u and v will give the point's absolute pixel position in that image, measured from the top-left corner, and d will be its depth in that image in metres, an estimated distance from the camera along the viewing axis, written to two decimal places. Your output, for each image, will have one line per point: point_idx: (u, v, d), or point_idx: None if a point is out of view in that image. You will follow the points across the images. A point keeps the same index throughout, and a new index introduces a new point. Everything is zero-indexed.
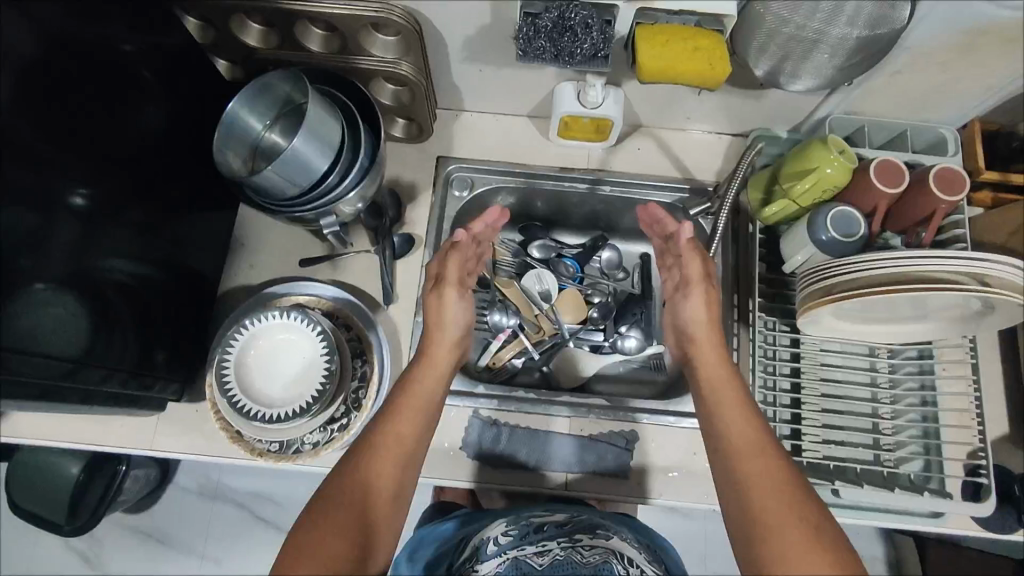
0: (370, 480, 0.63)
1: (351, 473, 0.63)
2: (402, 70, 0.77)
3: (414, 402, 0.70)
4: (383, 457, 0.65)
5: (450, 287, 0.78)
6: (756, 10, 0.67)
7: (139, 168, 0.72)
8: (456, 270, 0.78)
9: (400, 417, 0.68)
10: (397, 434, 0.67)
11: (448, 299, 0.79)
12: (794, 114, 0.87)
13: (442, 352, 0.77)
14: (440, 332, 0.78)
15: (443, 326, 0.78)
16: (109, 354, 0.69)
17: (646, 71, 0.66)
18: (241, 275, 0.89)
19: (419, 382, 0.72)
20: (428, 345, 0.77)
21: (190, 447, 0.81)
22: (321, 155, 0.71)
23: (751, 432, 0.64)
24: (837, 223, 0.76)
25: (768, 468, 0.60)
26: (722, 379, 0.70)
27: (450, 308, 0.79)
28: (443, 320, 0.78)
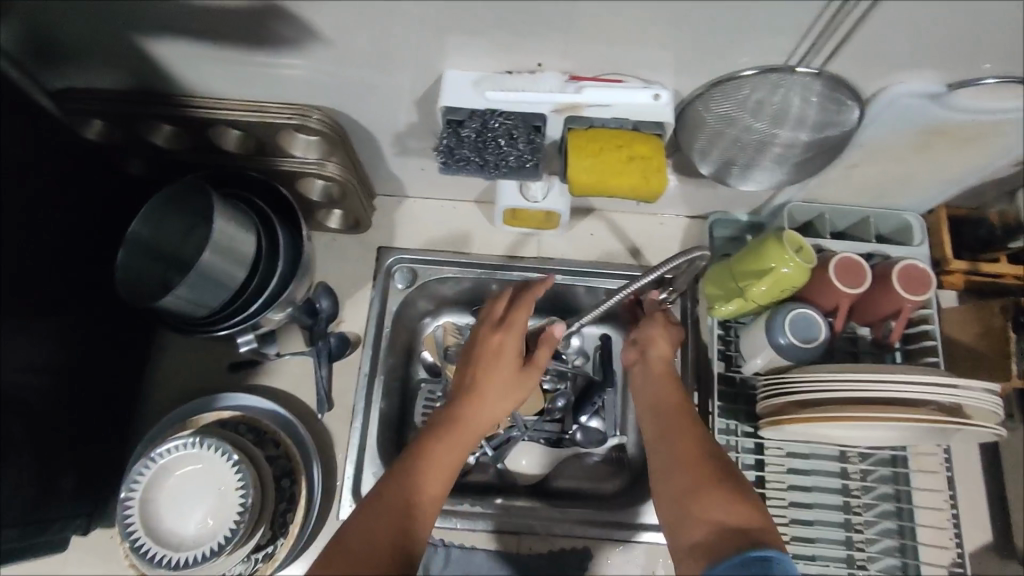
0: (420, 476, 0.58)
1: (399, 488, 0.57)
2: (327, 170, 0.72)
3: (447, 466, 0.60)
4: (427, 480, 0.58)
5: (513, 332, 0.67)
6: (697, 112, 0.62)
7: (41, 285, 0.66)
8: (503, 342, 0.67)
9: (427, 465, 0.59)
10: (422, 492, 0.57)
11: (510, 345, 0.67)
12: (751, 200, 0.82)
13: (479, 422, 0.64)
14: (483, 397, 0.65)
15: (506, 361, 0.66)
16: (6, 491, 0.62)
17: (576, 180, 0.62)
18: (164, 381, 0.83)
19: (443, 443, 0.61)
20: (463, 404, 0.64)
21: (106, 574, 0.75)
22: (233, 271, 0.65)
23: (679, 414, 0.64)
24: (795, 327, 0.71)
25: (687, 434, 0.61)
26: (662, 371, 0.71)
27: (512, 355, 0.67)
28: (509, 358, 0.66)
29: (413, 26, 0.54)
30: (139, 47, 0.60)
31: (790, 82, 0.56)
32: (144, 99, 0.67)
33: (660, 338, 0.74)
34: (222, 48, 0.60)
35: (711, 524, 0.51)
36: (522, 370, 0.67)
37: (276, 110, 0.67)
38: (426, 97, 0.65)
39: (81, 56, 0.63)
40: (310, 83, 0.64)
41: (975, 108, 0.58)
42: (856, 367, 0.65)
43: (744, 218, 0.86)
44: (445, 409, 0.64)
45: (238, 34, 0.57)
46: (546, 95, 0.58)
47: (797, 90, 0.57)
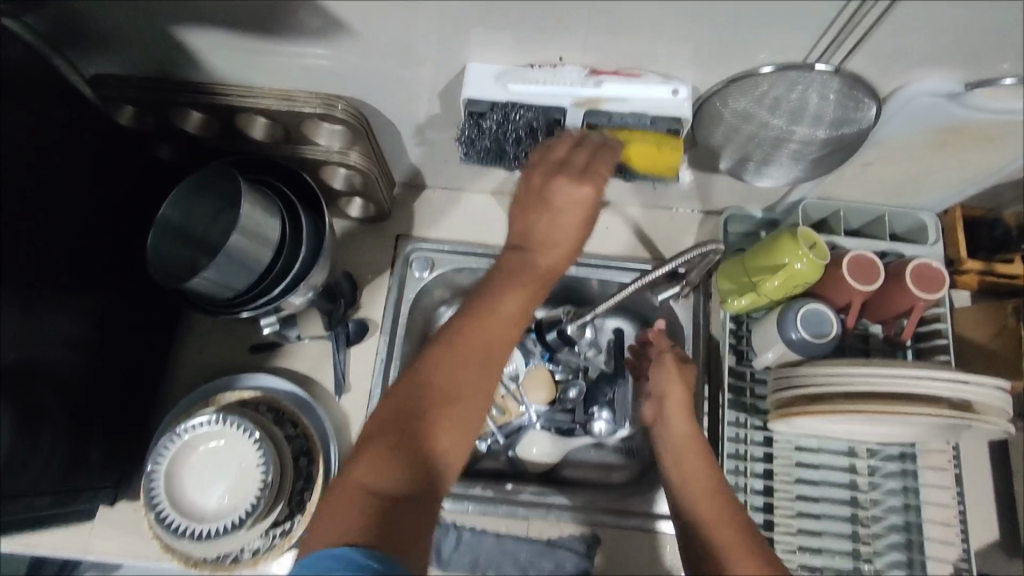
0: (439, 383, 0.52)
1: (418, 395, 0.52)
2: (350, 159, 0.75)
3: (496, 324, 0.55)
4: (450, 360, 0.53)
5: (582, 179, 0.56)
6: (715, 107, 0.63)
7: (73, 263, 0.68)
8: (578, 195, 0.56)
9: (488, 322, 0.55)
10: (490, 325, 0.55)
11: (562, 190, 0.56)
12: (766, 197, 0.83)
13: (542, 264, 0.58)
14: (531, 260, 0.57)
15: (557, 226, 0.57)
16: (38, 461, 0.65)
17: None
18: (188, 361, 0.86)
19: (514, 291, 0.56)
20: (531, 253, 0.57)
21: (128, 549, 0.77)
22: (258, 254, 0.67)
23: (701, 466, 0.60)
24: (807, 322, 0.72)
25: (710, 493, 0.57)
26: (682, 411, 0.67)
27: (563, 213, 0.56)
28: (557, 223, 0.56)
29: (438, 18, 0.56)
30: (173, 35, 0.63)
31: (809, 79, 0.57)
32: (176, 87, 0.69)
33: (676, 380, 0.69)
34: (253, 39, 0.62)
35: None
36: (580, 226, 0.58)
37: (305, 100, 0.69)
38: (448, 89, 0.67)
39: (116, 43, 0.65)
40: (336, 74, 0.66)
41: (992, 108, 0.58)
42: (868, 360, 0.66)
43: (758, 215, 0.87)
44: (519, 245, 0.58)
45: (268, 24, 0.59)
46: (567, 89, 0.59)
47: (815, 87, 0.58)
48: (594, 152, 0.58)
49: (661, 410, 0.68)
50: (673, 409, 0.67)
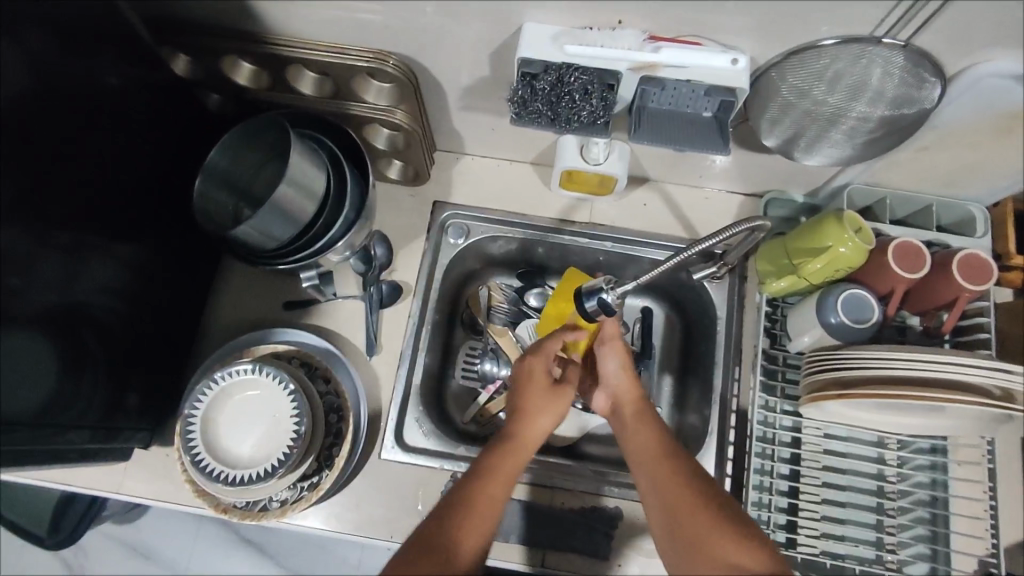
0: (472, 494, 0.59)
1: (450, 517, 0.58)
2: (395, 117, 0.74)
3: (519, 452, 0.64)
4: (497, 465, 0.62)
5: (541, 356, 0.72)
6: (772, 81, 0.62)
7: (118, 206, 0.69)
8: (530, 365, 0.72)
9: (506, 448, 0.64)
10: (507, 473, 0.62)
11: (533, 364, 0.72)
12: (810, 180, 0.82)
13: (532, 434, 0.67)
14: (534, 419, 0.68)
15: (536, 380, 0.71)
16: (78, 397, 0.66)
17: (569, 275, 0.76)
18: (222, 313, 0.87)
19: (510, 432, 0.66)
20: (516, 422, 0.67)
21: (159, 492, 0.78)
22: (303, 206, 0.68)
23: (667, 467, 0.62)
24: (848, 307, 0.71)
25: (678, 493, 0.60)
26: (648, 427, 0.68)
27: (537, 370, 0.72)
28: (535, 387, 0.71)
29: None
30: None
31: (873, 54, 0.56)
32: (228, 35, 0.69)
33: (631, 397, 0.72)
34: None
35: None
36: (555, 386, 0.71)
37: (355, 54, 0.68)
38: (500, 50, 0.66)
39: None
40: (388, 28, 0.66)
41: None
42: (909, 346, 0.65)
43: (800, 199, 0.86)
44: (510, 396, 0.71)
45: None
46: (625, 52, 0.58)
47: (877, 62, 0.57)
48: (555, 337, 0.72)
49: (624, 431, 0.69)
50: (631, 414, 0.70)
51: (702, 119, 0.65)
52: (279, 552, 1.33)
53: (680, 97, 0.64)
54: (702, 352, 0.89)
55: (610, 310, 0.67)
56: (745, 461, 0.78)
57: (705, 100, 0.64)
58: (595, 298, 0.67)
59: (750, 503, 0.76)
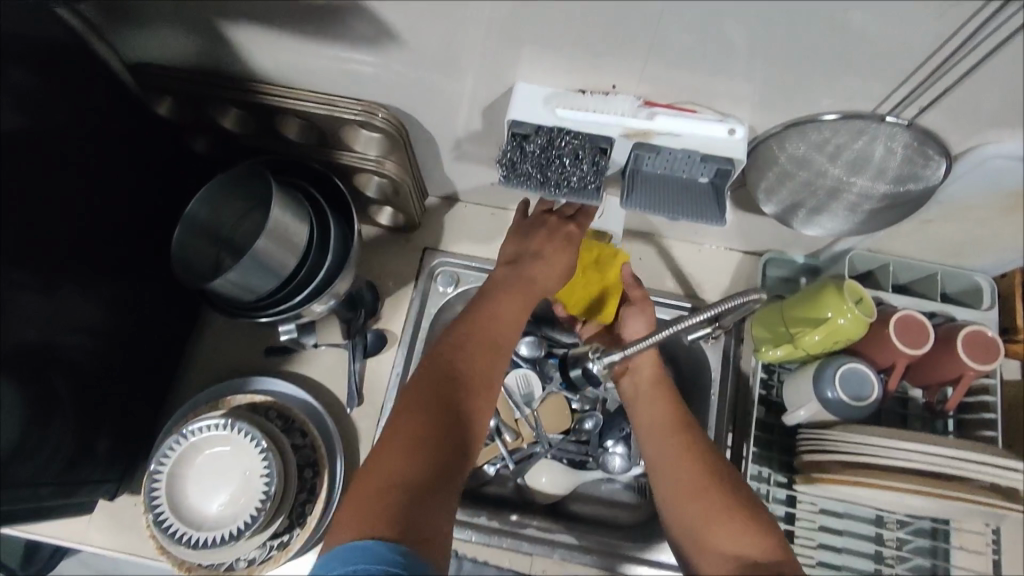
0: (462, 366, 0.59)
1: (449, 381, 0.57)
2: (385, 168, 0.73)
3: (511, 317, 0.65)
4: (478, 356, 0.60)
5: (576, 227, 0.71)
6: (770, 150, 0.60)
7: (94, 249, 0.67)
8: (571, 231, 0.71)
9: (496, 327, 0.63)
10: (492, 362, 0.61)
11: (573, 235, 0.70)
12: (811, 242, 0.79)
13: (544, 278, 0.68)
14: (544, 266, 0.69)
15: (564, 249, 0.69)
16: (43, 450, 0.64)
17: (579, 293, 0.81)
18: (203, 357, 0.84)
19: (505, 298, 0.65)
20: (528, 266, 0.68)
21: (124, 545, 0.75)
22: (286, 259, 0.66)
23: (678, 438, 0.63)
24: (845, 382, 0.68)
25: (694, 465, 0.59)
26: (661, 398, 0.68)
27: (568, 251, 0.70)
28: (558, 251, 0.69)
29: (490, 34, 0.54)
30: (219, 30, 0.61)
31: (875, 130, 0.54)
32: (217, 82, 0.68)
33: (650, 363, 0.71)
34: (299, 41, 0.60)
35: (730, 557, 0.51)
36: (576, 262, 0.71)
37: (345, 106, 0.67)
38: (492, 107, 0.65)
39: (160, 34, 0.64)
40: (379, 82, 0.64)
41: None
42: (909, 435, 0.63)
43: (800, 260, 0.84)
44: (514, 269, 0.68)
45: (318, 28, 0.58)
46: (616, 118, 0.56)
47: (880, 137, 0.54)
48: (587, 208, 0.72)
49: (637, 404, 0.69)
50: (646, 388, 0.70)
51: (699, 185, 0.63)
52: None
53: (676, 162, 0.62)
54: None
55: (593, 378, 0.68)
56: None
57: (701, 167, 0.62)
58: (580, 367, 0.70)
59: None
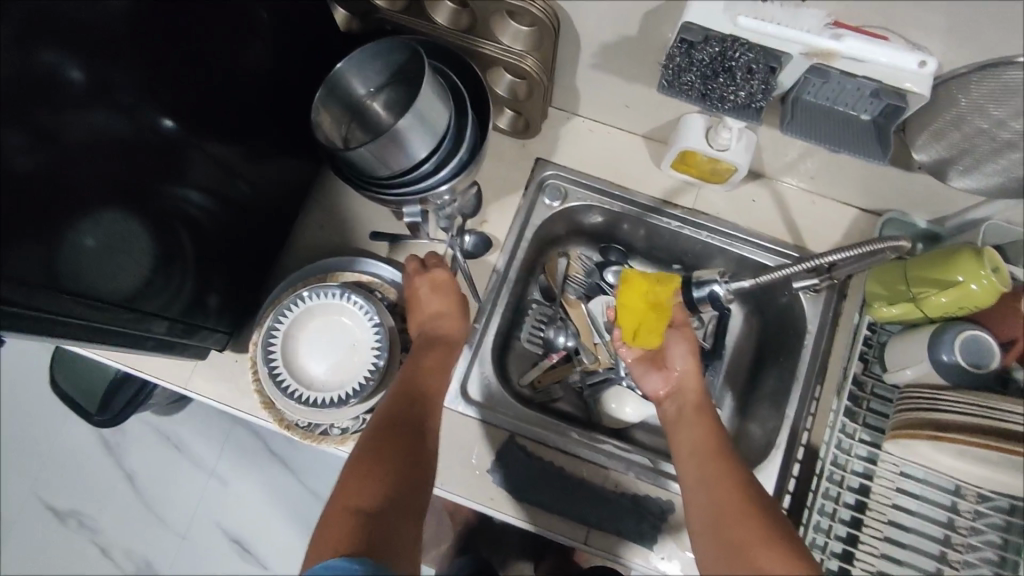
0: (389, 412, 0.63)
1: (387, 429, 0.60)
2: (525, 64, 0.70)
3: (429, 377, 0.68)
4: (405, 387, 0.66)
5: (431, 273, 0.76)
6: (950, 95, 0.57)
7: (228, 106, 0.68)
8: (433, 282, 0.75)
9: (424, 376, 0.68)
10: (428, 374, 0.68)
11: (428, 279, 0.76)
12: (944, 205, 0.76)
13: (442, 347, 0.72)
14: (440, 342, 0.72)
15: (432, 298, 0.74)
16: (162, 291, 0.66)
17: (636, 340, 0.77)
18: (309, 234, 0.86)
19: (429, 354, 0.70)
20: (428, 343, 0.72)
21: (222, 395, 0.79)
22: (422, 143, 0.65)
23: (721, 466, 0.60)
24: (966, 348, 0.66)
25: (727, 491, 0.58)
26: (703, 443, 0.65)
27: (423, 292, 0.75)
28: (426, 302, 0.74)
29: None
30: None
31: None
32: None
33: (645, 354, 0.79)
34: None
35: None
36: (454, 295, 0.76)
37: None
38: (656, 11, 0.62)
39: None
40: None
41: None
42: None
43: (922, 225, 0.81)
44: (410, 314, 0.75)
45: None
46: (802, 35, 0.53)
47: None
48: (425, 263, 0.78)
49: (678, 424, 0.70)
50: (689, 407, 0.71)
51: (859, 122, 0.61)
52: (304, 471, 1.36)
53: (844, 94, 0.59)
54: (779, 364, 0.85)
55: (718, 302, 0.78)
56: (811, 483, 0.75)
57: (868, 103, 0.59)
58: (706, 289, 0.78)
59: (809, 526, 0.73)
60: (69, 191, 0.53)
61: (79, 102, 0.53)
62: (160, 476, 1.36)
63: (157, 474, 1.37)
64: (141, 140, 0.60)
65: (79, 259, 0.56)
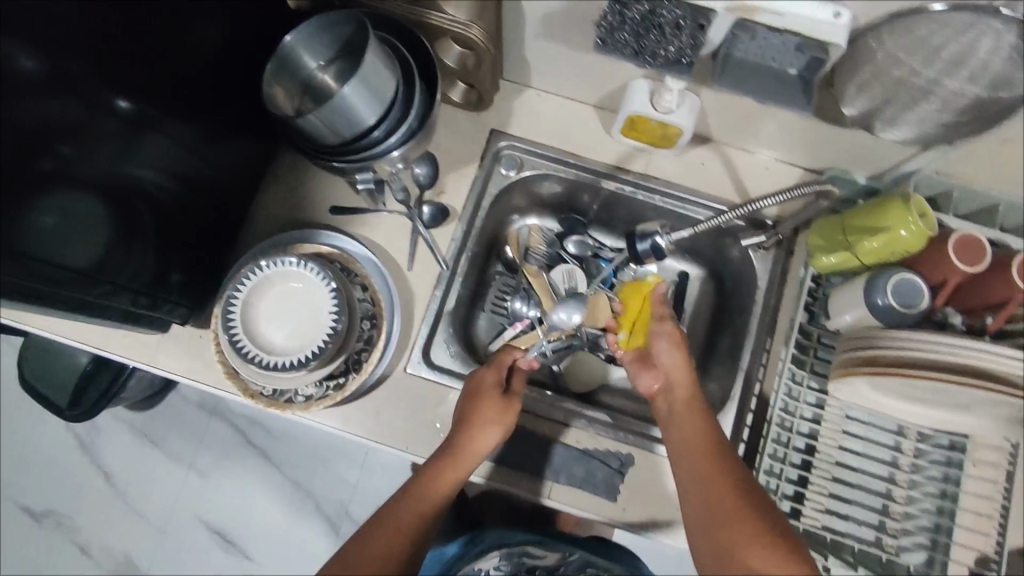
0: (395, 507, 0.64)
1: (382, 530, 0.62)
2: (472, 34, 0.72)
3: (436, 492, 0.66)
4: (427, 484, 0.66)
5: (490, 387, 0.73)
6: (868, 46, 0.60)
7: (183, 86, 0.69)
8: (491, 394, 0.72)
9: (443, 480, 0.67)
10: (446, 480, 0.67)
11: (491, 398, 0.72)
12: (878, 161, 0.80)
13: (470, 446, 0.69)
14: (477, 437, 0.69)
15: (480, 411, 0.71)
16: (124, 268, 0.68)
17: (631, 338, 0.78)
18: (270, 211, 0.87)
19: (454, 463, 0.68)
20: (462, 436, 0.69)
21: (188, 371, 0.81)
22: (370, 108, 0.67)
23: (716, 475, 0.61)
24: (899, 291, 0.70)
25: (722, 500, 0.59)
26: (703, 453, 0.64)
27: (484, 401, 0.71)
28: (475, 407, 0.71)
29: None
30: None
31: (983, 28, 0.54)
32: None
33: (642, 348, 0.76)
34: None
35: None
36: (503, 402, 0.72)
37: None
38: None
39: None
40: None
41: None
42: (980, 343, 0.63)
43: (861, 181, 0.84)
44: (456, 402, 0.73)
45: None
46: None
47: (988, 34, 0.55)
48: (495, 366, 0.74)
49: (671, 421, 0.69)
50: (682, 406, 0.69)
51: (786, 77, 0.64)
52: (281, 458, 1.37)
53: (770, 49, 0.62)
54: (733, 321, 0.89)
55: (659, 252, 0.80)
56: (763, 430, 0.79)
57: (794, 56, 0.62)
58: (649, 240, 0.80)
59: (762, 470, 0.76)
60: (30, 171, 0.55)
61: (32, 90, 0.54)
62: (137, 469, 1.36)
63: (133, 469, 1.36)
64: (97, 121, 0.61)
65: (39, 242, 0.57)
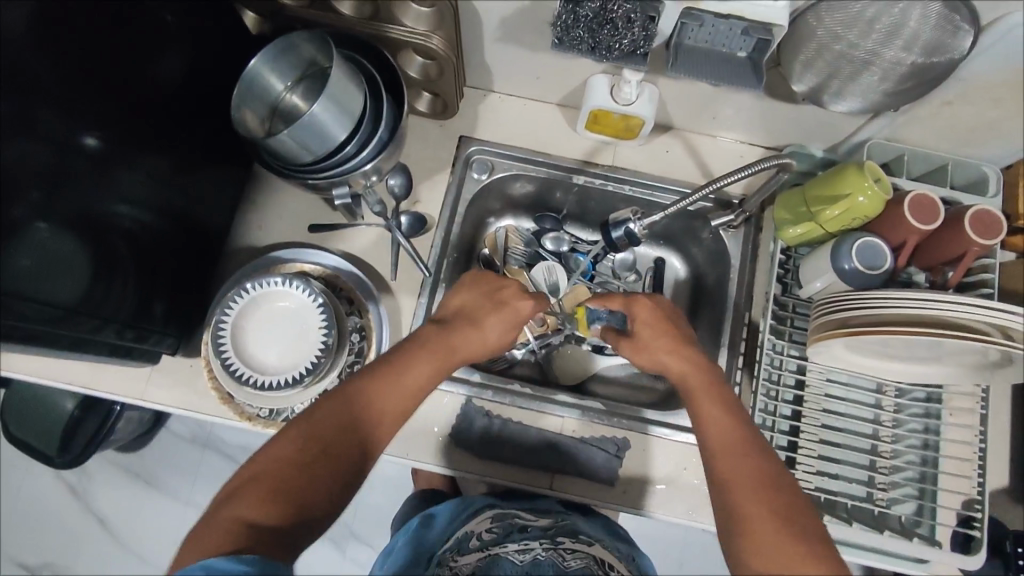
0: (373, 385, 0.60)
1: (352, 403, 0.58)
2: (432, 44, 0.74)
3: (417, 374, 0.63)
4: (411, 371, 0.63)
5: (507, 306, 0.71)
6: (808, 23, 0.63)
7: (151, 117, 0.70)
8: (519, 309, 0.72)
9: (423, 365, 0.64)
10: (428, 376, 0.64)
11: (494, 319, 0.71)
12: (832, 134, 0.83)
13: (464, 348, 0.68)
14: (465, 340, 0.68)
15: (490, 324, 0.70)
16: (106, 302, 0.68)
17: None
18: (249, 235, 0.88)
19: (436, 365, 0.65)
20: (458, 335, 0.68)
21: (180, 401, 0.81)
22: (339, 124, 0.68)
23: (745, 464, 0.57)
24: (862, 254, 0.74)
25: (757, 497, 0.55)
26: (730, 443, 0.59)
27: (489, 320, 0.70)
28: (483, 319, 0.70)
29: None
30: None
31: None
32: None
33: (653, 317, 0.73)
34: None
35: None
36: (512, 319, 0.71)
37: None
38: None
39: None
40: None
41: None
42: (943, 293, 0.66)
43: (818, 154, 0.88)
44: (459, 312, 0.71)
45: None
46: None
47: (916, 4, 0.59)
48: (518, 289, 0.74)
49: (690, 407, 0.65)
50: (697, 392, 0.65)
51: (735, 59, 0.67)
52: None
53: (718, 34, 0.65)
54: (712, 300, 0.91)
55: (634, 238, 0.83)
56: (750, 401, 0.81)
57: (742, 40, 0.65)
58: (622, 228, 0.82)
59: None
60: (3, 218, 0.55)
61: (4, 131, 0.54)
62: (133, 510, 1.34)
63: (129, 510, 1.34)
64: (69, 158, 0.61)
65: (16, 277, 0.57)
